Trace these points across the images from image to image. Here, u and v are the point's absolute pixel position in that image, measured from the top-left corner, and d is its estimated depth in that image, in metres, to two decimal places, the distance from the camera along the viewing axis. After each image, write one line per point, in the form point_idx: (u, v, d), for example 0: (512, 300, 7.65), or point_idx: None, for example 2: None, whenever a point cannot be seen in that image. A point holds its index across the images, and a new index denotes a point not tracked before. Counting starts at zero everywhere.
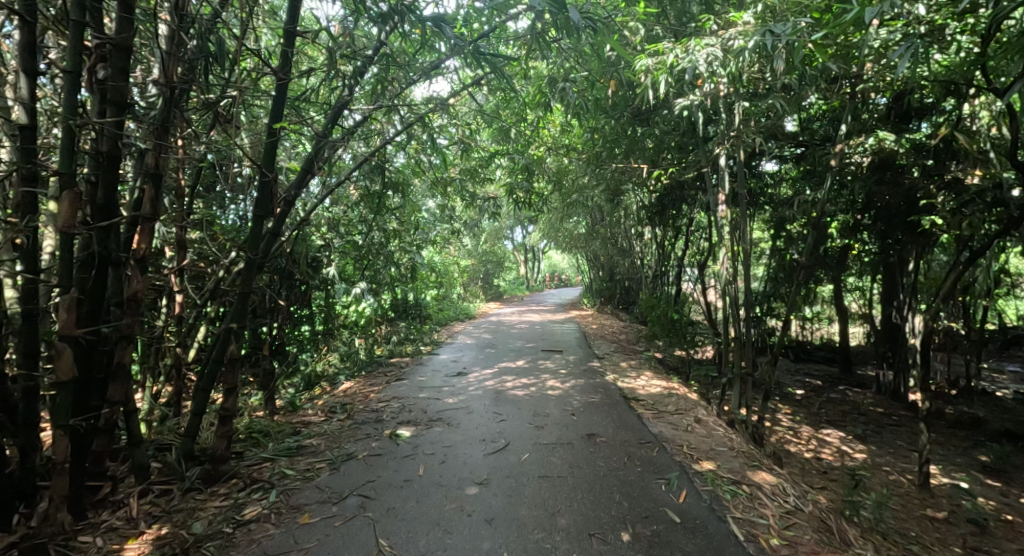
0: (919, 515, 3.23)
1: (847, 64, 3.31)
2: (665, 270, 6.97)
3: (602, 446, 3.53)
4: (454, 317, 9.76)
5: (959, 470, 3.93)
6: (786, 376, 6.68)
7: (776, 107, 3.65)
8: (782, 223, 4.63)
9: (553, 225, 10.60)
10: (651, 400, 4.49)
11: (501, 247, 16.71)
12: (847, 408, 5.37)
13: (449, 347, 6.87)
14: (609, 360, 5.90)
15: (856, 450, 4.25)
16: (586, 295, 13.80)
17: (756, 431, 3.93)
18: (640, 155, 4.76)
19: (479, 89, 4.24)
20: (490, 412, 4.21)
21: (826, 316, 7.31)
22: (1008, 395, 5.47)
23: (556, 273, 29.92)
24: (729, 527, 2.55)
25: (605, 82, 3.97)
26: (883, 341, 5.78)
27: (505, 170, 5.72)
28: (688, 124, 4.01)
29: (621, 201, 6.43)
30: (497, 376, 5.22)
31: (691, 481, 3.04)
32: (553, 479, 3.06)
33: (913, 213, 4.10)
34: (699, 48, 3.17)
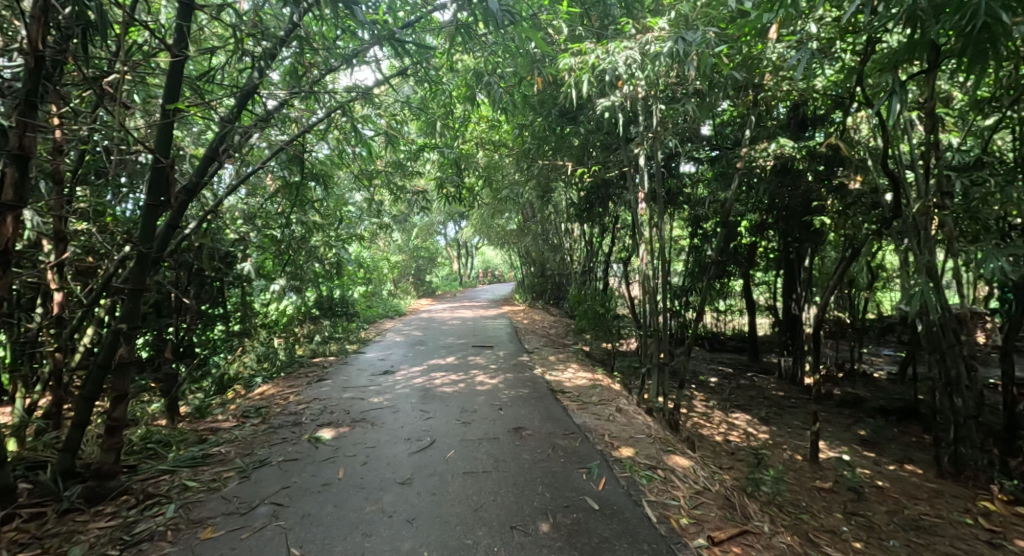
0: (810, 487, 3.58)
1: (751, 74, 3.58)
2: (593, 266, 7.19)
3: (528, 439, 3.58)
4: (383, 314, 9.50)
5: (842, 444, 4.40)
6: (702, 364, 7.15)
7: (691, 112, 3.88)
8: (696, 221, 4.93)
9: (485, 222, 10.57)
10: (576, 392, 4.62)
11: (433, 243, 16.42)
12: (754, 392, 5.82)
13: (377, 345, 6.67)
14: (538, 354, 6.00)
15: (760, 431, 4.63)
16: (518, 291, 13.91)
17: (672, 418, 4.16)
18: (567, 154, 4.87)
19: (405, 81, 4.11)
20: (417, 410, 4.14)
21: (737, 308, 7.91)
22: (884, 375, 6.21)
23: (490, 269, 29.97)
24: (644, 510, 2.67)
25: (531, 79, 4.00)
26: (785, 330, 6.33)
27: (434, 164, 5.61)
28: (610, 124, 4.15)
29: (550, 198, 6.55)
30: (426, 374, 5.13)
31: (610, 468, 3.16)
32: (478, 475, 3.06)
33: (808, 214, 4.53)
34: (618, 51, 3.31)
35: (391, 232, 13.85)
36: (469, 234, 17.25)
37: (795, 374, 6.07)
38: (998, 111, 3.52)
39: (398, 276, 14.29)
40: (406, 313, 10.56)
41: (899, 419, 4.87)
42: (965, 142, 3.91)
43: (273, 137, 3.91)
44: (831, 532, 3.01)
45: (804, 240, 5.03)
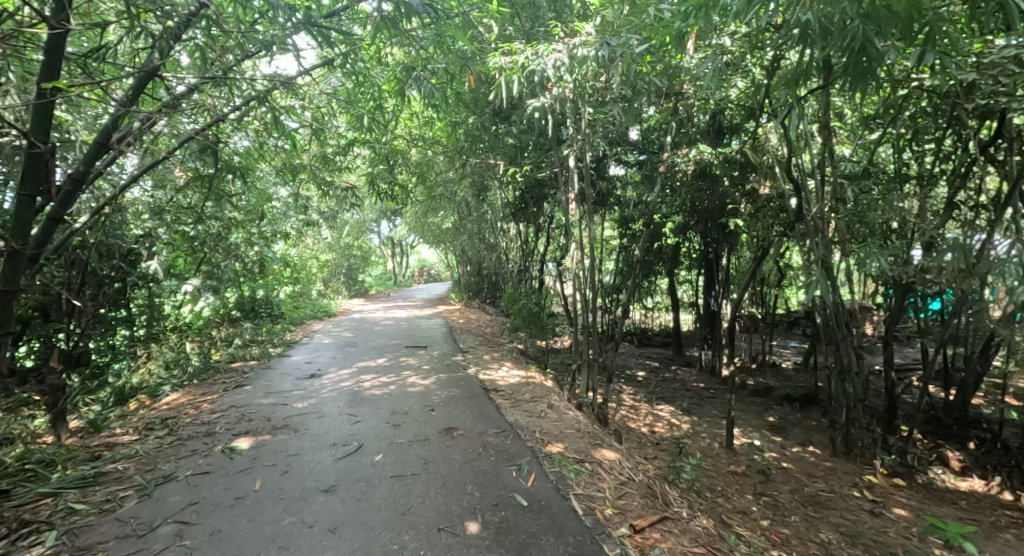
0: (725, 472, 3.83)
1: (671, 82, 3.77)
2: (528, 265, 7.26)
3: (460, 439, 3.56)
4: (312, 315, 9.05)
5: (754, 430, 4.75)
6: (631, 359, 7.46)
7: (619, 115, 4.01)
8: (625, 222, 5.11)
9: (419, 220, 10.37)
10: (509, 390, 4.64)
11: (366, 242, 15.91)
12: (678, 385, 6.14)
13: (303, 347, 6.35)
14: (473, 353, 5.98)
15: (682, 421, 4.89)
16: (454, 290, 13.79)
17: (600, 412, 4.29)
18: (500, 152, 4.88)
19: (332, 72, 3.94)
20: (344, 414, 3.98)
21: (664, 305, 8.34)
22: (791, 365, 6.78)
23: (428, 269, 29.53)
24: (570, 504, 2.73)
25: (463, 76, 3.96)
26: (706, 326, 6.74)
27: (365, 159, 5.43)
28: (542, 124, 4.21)
29: (484, 197, 6.54)
30: (355, 376, 4.96)
31: (539, 465, 3.20)
32: (406, 478, 2.99)
33: (724, 216, 4.86)
34: (548, 53, 3.38)
35: (321, 229, 13.23)
36: (404, 233, 16.88)
37: (715, 366, 6.48)
38: (881, 127, 3.94)
39: (328, 275, 13.67)
40: (336, 314, 10.13)
41: (803, 405, 5.34)
42: (855, 154, 4.36)
43: (181, 125, 3.60)
44: (743, 513, 3.24)
45: (721, 240, 5.38)
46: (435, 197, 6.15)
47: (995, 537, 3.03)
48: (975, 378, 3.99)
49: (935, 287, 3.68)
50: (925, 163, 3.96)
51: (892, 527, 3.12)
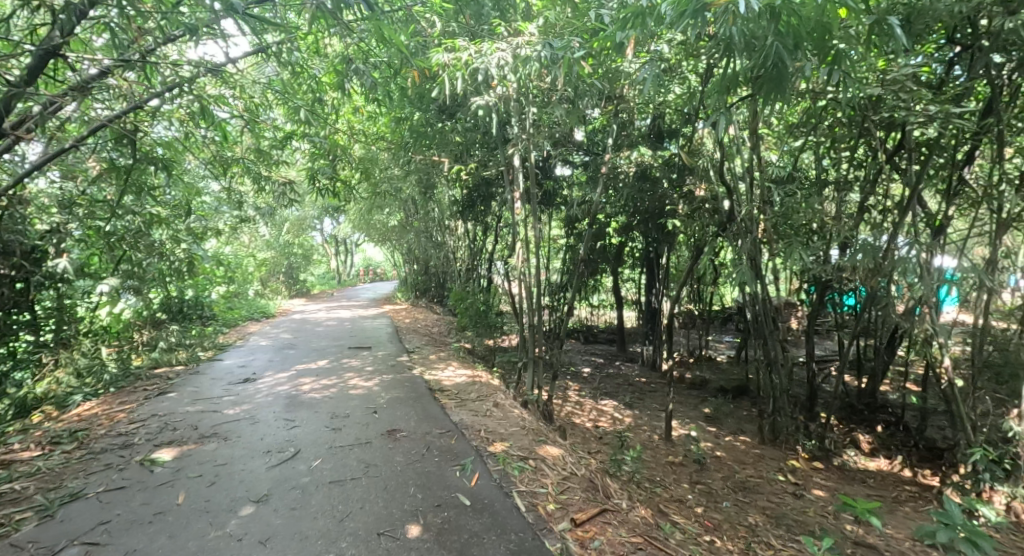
0: (664, 462, 3.98)
1: (612, 86, 3.86)
2: (476, 264, 7.24)
3: (403, 441, 3.49)
4: (248, 316, 8.59)
5: (691, 421, 4.97)
6: (577, 356, 7.62)
7: (562, 116, 4.07)
8: (570, 222, 5.20)
9: (364, 217, 10.09)
10: (454, 389, 4.61)
11: (308, 240, 15.29)
12: (622, 380, 6.33)
13: (237, 350, 6.02)
14: (418, 353, 5.89)
15: (624, 415, 5.04)
16: (402, 289, 13.53)
17: (545, 409, 4.35)
18: (445, 150, 4.83)
19: (266, 61, 3.75)
20: (280, 419, 3.81)
21: (609, 303, 8.56)
22: (725, 359, 7.16)
23: (376, 267, 28.79)
24: (513, 501, 2.74)
25: (406, 71, 3.89)
26: (648, 322, 6.98)
27: (304, 153, 5.22)
28: (486, 123, 4.20)
29: (431, 195, 6.45)
30: (293, 380, 4.76)
31: (483, 463, 3.19)
32: (345, 483, 2.90)
33: (663, 217, 5.04)
34: (491, 52, 3.37)
35: (259, 225, 12.58)
36: (350, 231, 16.37)
37: (656, 361, 6.74)
38: (803, 135, 4.22)
39: (266, 274, 13.02)
40: (274, 315, 9.66)
41: (735, 396, 5.65)
42: (780, 160, 4.65)
43: (93, 110, 3.31)
44: (679, 501, 3.38)
45: (660, 240, 5.59)
46: (378, 195, 6.00)
47: (897, 510, 3.34)
48: (882, 366, 4.35)
49: (849, 284, 4.00)
50: (841, 170, 4.29)
51: (811, 507, 3.37)
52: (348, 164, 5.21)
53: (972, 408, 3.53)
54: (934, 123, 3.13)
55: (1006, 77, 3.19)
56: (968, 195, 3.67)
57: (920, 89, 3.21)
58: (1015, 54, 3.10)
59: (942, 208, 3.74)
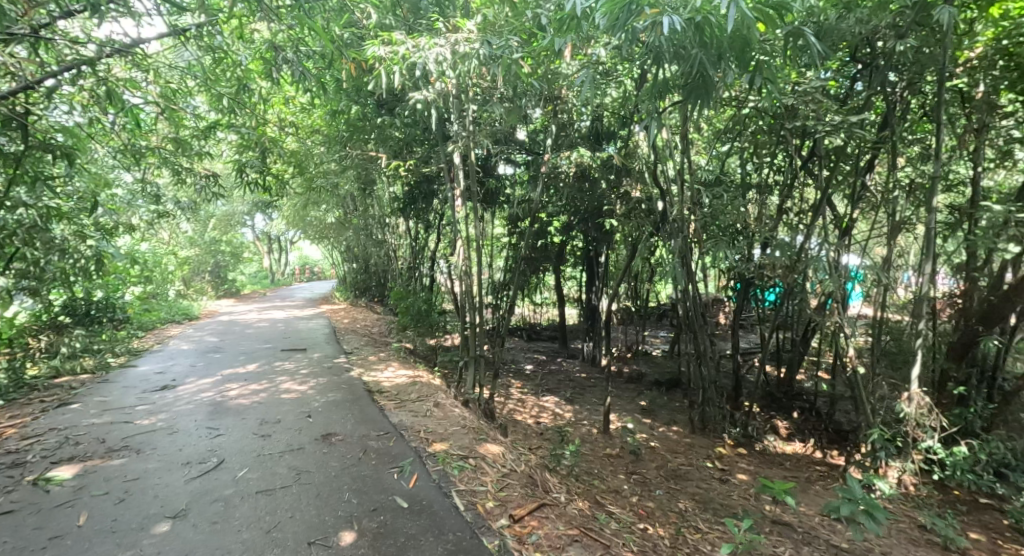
0: (602, 455, 4.10)
1: (551, 87, 3.92)
2: (418, 262, 7.12)
3: (338, 445, 3.37)
4: (168, 319, 7.96)
5: (628, 414, 5.15)
6: (520, 353, 7.68)
7: (502, 115, 4.08)
8: (512, 220, 5.24)
9: (299, 213, 9.63)
10: (394, 390, 4.51)
11: (237, 237, 14.37)
12: (563, 376, 6.46)
13: (154, 356, 5.57)
14: (357, 354, 5.71)
15: (564, 411, 5.14)
16: (340, 288, 13.05)
17: (487, 407, 4.34)
18: (383, 146, 4.71)
19: (185, 45, 3.48)
20: (202, 428, 3.56)
21: (551, 301, 8.70)
22: (660, 353, 7.49)
23: (314, 266, 27.57)
24: (452, 501, 2.72)
25: (340, 62, 3.75)
26: (589, 319, 7.15)
27: (230, 145, 4.91)
28: (426, 118, 4.13)
29: (370, 191, 6.26)
30: (219, 385, 4.46)
31: (423, 464, 3.15)
32: (274, 492, 2.75)
33: (601, 216, 5.18)
34: (429, 47, 3.29)
35: (181, 221, 11.71)
36: (284, 228, 15.57)
37: (596, 356, 6.92)
38: (729, 141, 4.49)
39: (189, 272, 12.12)
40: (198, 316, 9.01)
41: (669, 388, 5.91)
42: (709, 163, 4.91)
43: None
44: (615, 492, 3.49)
45: (599, 239, 5.74)
46: (314, 191, 5.76)
47: (809, 489, 3.64)
48: (798, 356, 4.71)
49: (769, 282, 4.29)
50: (762, 175, 4.59)
51: (735, 491, 3.60)
52: (279, 157, 4.95)
53: (873, 393, 3.90)
54: (839, 132, 3.42)
55: (899, 93, 3.55)
56: (869, 199, 4.04)
57: (826, 101, 3.49)
58: (906, 74, 3.45)
59: (847, 211, 4.12)
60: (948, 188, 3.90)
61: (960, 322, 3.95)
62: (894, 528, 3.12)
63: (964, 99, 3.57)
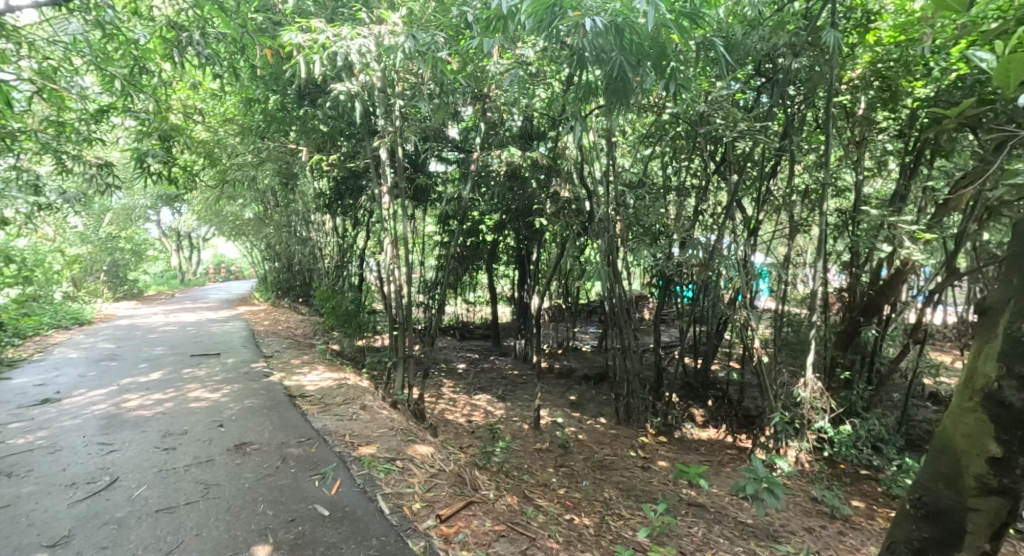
0: (532, 450, 4.17)
1: (479, 85, 3.93)
2: (345, 261, 6.85)
3: (253, 455, 3.17)
4: (52, 324, 7.08)
5: (558, 409, 5.28)
6: (452, 352, 7.63)
7: (432, 111, 4.02)
8: (444, 218, 5.19)
9: (212, 208, 8.93)
10: (318, 394, 4.32)
11: (140, 233, 13.06)
12: (495, 374, 6.51)
13: (35, 366, 4.94)
14: (277, 358, 5.40)
15: (496, 408, 5.18)
16: (260, 288, 12.25)
17: (416, 408, 4.27)
18: (304, 139, 4.48)
19: (65, 17, 3.09)
20: (92, 445, 3.20)
21: (485, 299, 8.72)
22: (590, 348, 7.74)
23: (233, 265, 25.69)
24: (377, 505, 2.65)
25: (254, 47, 3.52)
26: (521, 317, 7.24)
27: (127, 131, 4.46)
28: (349, 110, 3.98)
29: (293, 186, 5.94)
30: (114, 397, 4.04)
31: (346, 469, 3.03)
32: (177, 510, 2.53)
33: (530, 216, 5.26)
34: (352, 37, 3.14)
35: (70, 214, 10.46)
36: (195, 224, 14.37)
37: (528, 354, 7.04)
38: (652, 145, 4.72)
39: (80, 272, 10.86)
40: (90, 320, 8.08)
41: (597, 382, 6.13)
42: (634, 166, 5.14)
43: None
44: (544, 485, 3.56)
45: (529, 238, 5.83)
46: (228, 184, 5.38)
47: (721, 471, 3.93)
48: (713, 348, 5.04)
49: (686, 280, 4.56)
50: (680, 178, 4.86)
51: (656, 477, 3.80)
52: (185, 147, 4.57)
53: (776, 380, 4.26)
54: (745, 139, 3.71)
55: (795, 107, 3.89)
56: (772, 203, 4.41)
57: (734, 109, 3.77)
58: (802, 89, 3.79)
59: (754, 213, 4.40)
60: (838, 194, 4.34)
61: (845, 314, 4.45)
62: (792, 502, 3.44)
63: (848, 115, 3.96)
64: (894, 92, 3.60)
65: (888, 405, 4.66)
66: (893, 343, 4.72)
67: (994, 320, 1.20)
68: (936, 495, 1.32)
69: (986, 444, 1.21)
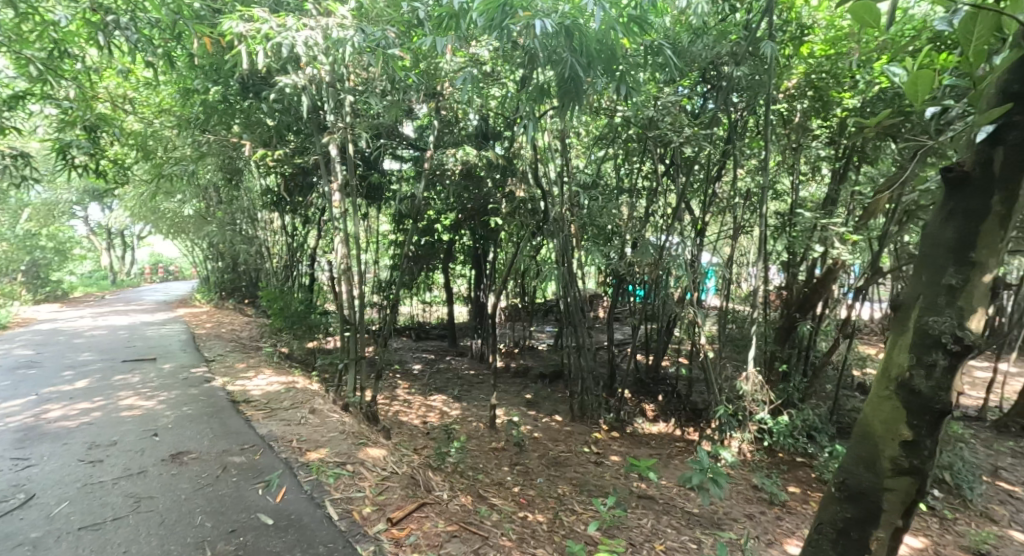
0: (488, 449, 4.18)
1: (432, 82, 3.89)
2: (296, 260, 6.63)
3: (191, 465, 3.01)
4: None
5: (513, 408, 5.31)
6: (407, 353, 7.53)
7: (384, 108, 3.95)
8: (399, 217, 5.11)
9: (148, 204, 8.40)
10: (264, 399, 4.14)
11: (65, 231, 12.10)
12: (451, 374, 6.47)
13: None
14: (220, 363, 5.14)
15: (452, 409, 5.14)
16: (203, 289, 11.63)
17: (369, 410, 4.17)
18: (248, 133, 4.29)
19: None
20: (6, 460, 2.94)
21: (441, 299, 8.64)
22: (546, 347, 7.82)
23: (174, 265, 24.25)
24: (325, 511, 2.57)
25: (191, 34, 3.33)
26: (478, 317, 7.24)
27: (47, 120, 4.11)
28: (296, 104, 3.83)
29: (237, 181, 5.67)
30: (32, 408, 3.72)
31: (293, 476, 2.92)
32: (103, 526, 2.37)
33: (486, 215, 5.27)
34: (298, 28, 3.02)
35: None
36: (129, 221, 13.44)
37: (484, 353, 7.04)
38: (605, 147, 4.81)
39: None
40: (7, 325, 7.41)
41: (553, 380, 6.21)
42: (587, 167, 5.23)
43: None
44: (498, 484, 3.56)
45: (485, 237, 5.83)
46: (164, 179, 5.06)
47: (670, 463, 4.07)
48: (663, 345, 5.20)
49: (637, 279, 4.68)
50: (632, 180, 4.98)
51: (608, 472, 3.88)
52: (114, 138, 4.27)
53: (721, 375, 4.45)
54: (691, 144, 3.87)
55: (738, 113, 4.07)
56: (717, 205, 4.60)
57: (681, 115, 3.92)
58: (744, 97, 3.97)
59: (700, 214, 4.58)
60: (777, 197, 4.57)
61: (783, 311, 4.70)
62: (735, 490, 3.60)
63: (785, 122, 4.16)
64: (825, 102, 3.86)
65: (821, 395, 4.96)
66: (826, 337, 5.03)
67: (907, 314, 1.29)
68: (858, 477, 1.40)
69: (899, 428, 1.30)
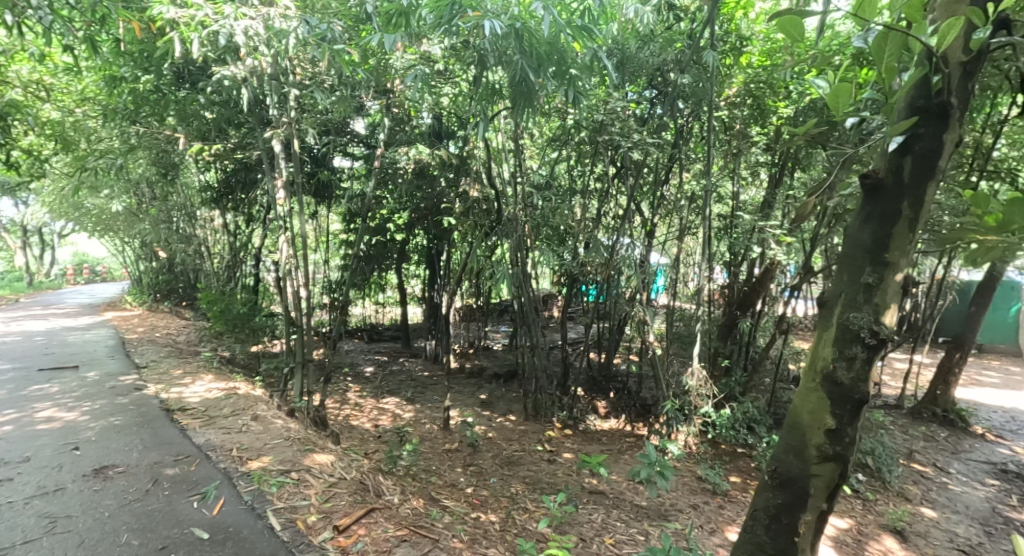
0: (441, 451, 4.14)
1: (382, 79, 3.81)
2: (239, 260, 6.33)
3: (116, 479, 2.80)
4: None
5: (467, 408, 5.28)
6: (359, 356, 7.34)
7: (331, 103, 3.83)
8: (349, 215, 4.97)
9: (71, 199, 7.77)
10: (202, 406, 3.93)
11: None
12: (404, 376, 6.37)
13: None
14: (153, 369, 4.83)
15: (405, 411, 5.06)
16: (135, 291, 10.88)
17: (317, 415, 4.03)
18: (183, 126, 4.05)
19: None
20: None
21: (395, 300, 8.47)
22: (501, 347, 7.83)
23: (104, 265, 22.55)
24: (266, 522, 2.45)
25: (116, 17, 3.10)
26: (432, 318, 7.15)
27: None
28: (236, 97, 3.66)
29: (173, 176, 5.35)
30: None
31: (232, 486, 2.78)
32: (12, 551, 2.16)
33: (439, 215, 5.22)
34: (235, 15, 2.87)
35: None
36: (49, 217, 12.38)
37: (439, 354, 6.98)
38: (558, 149, 4.86)
39: None
40: None
41: (507, 380, 6.22)
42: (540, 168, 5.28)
43: None
44: (452, 486, 3.53)
45: (438, 236, 5.78)
46: (88, 172, 4.70)
47: (620, 459, 4.17)
48: (614, 343, 5.33)
49: (589, 280, 4.76)
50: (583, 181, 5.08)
51: (560, 469, 3.93)
52: (29, 127, 3.92)
53: (669, 371, 4.60)
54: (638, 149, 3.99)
55: (684, 119, 4.22)
56: (664, 207, 4.76)
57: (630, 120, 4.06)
58: (689, 104, 4.13)
59: (649, 215, 4.72)
60: (721, 200, 4.77)
61: (726, 309, 4.99)
62: (681, 482, 3.74)
63: (727, 129, 4.36)
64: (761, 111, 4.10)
65: (761, 388, 5.22)
66: (765, 333, 5.29)
67: (830, 310, 1.37)
68: (788, 465, 1.47)
69: (824, 418, 1.38)
